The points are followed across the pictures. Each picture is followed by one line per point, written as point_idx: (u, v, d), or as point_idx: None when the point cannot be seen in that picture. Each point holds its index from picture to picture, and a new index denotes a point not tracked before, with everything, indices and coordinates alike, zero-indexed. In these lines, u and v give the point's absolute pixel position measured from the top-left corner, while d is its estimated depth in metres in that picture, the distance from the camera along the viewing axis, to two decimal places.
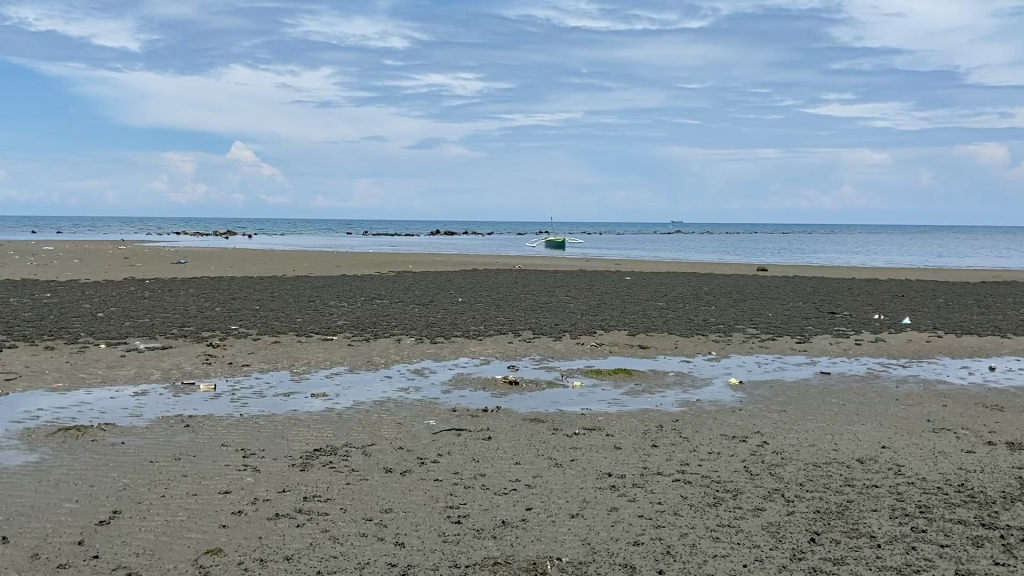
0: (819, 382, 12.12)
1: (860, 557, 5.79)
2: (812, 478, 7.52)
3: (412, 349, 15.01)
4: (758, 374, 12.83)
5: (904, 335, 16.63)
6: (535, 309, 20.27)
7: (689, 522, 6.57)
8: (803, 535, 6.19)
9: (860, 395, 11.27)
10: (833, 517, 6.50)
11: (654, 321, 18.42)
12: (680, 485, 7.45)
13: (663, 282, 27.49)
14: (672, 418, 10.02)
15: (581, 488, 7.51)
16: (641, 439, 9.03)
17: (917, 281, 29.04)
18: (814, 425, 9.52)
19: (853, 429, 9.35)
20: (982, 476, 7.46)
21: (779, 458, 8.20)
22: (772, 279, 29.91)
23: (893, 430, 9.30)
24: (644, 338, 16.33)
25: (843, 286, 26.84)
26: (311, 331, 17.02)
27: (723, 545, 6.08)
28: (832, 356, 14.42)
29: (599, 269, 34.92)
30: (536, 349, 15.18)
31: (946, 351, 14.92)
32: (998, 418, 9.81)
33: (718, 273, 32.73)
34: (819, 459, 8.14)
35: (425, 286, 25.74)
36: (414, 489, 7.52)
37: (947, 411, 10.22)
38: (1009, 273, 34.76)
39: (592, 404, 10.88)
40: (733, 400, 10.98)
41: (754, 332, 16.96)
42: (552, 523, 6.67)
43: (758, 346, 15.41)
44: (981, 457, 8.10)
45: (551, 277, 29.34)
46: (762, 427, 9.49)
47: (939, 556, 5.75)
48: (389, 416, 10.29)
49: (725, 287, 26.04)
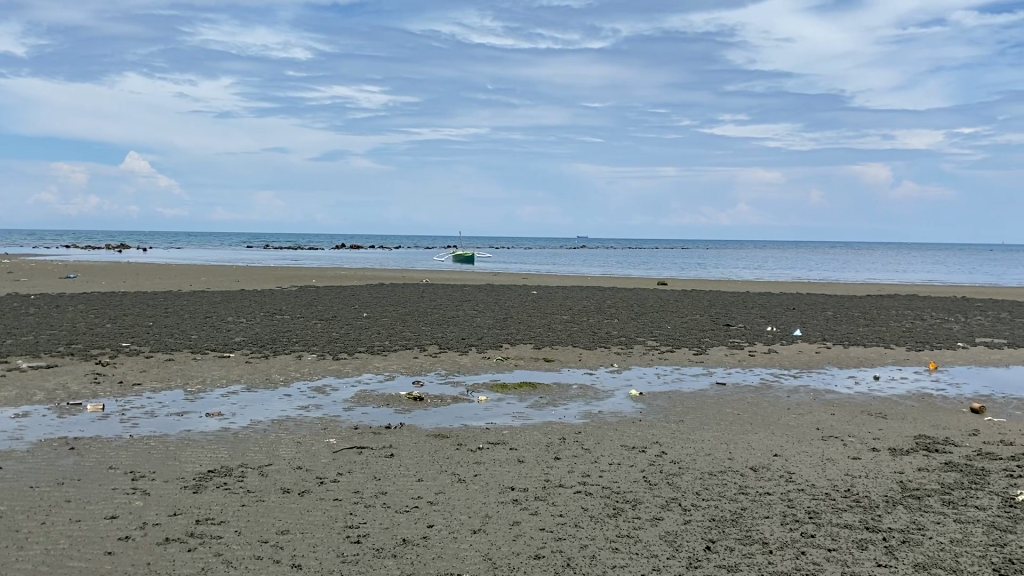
0: (716, 393, 12.44)
1: (753, 563, 5.93)
2: (708, 487, 7.67)
3: (313, 366, 14.70)
4: (658, 385, 13.10)
5: (795, 346, 17.25)
6: (441, 324, 20.20)
7: (590, 533, 6.61)
8: (699, 543, 6.31)
9: (754, 404, 11.63)
10: (727, 525, 6.65)
11: (559, 334, 18.60)
12: (581, 497, 7.51)
13: (567, 296, 27.75)
14: (574, 431, 10.10)
15: (484, 502, 7.47)
16: (544, 452, 9.07)
17: (807, 295, 30.14)
18: (710, 435, 9.76)
19: (747, 437, 9.63)
20: (867, 481, 7.78)
21: (676, 467, 8.38)
22: (672, 292, 30.72)
23: (784, 438, 9.61)
24: (549, 351, 16.46)
25: (739, 299, 27.77)
26: (208, 347, 16.49)
27: (622, 556, 6.13)
28: (728, 367, 14.87)
29: (505, 283, 35.12)
30: (441, 363, 15.12)
31: (834, 361, 15.59)
32: (882, 425, 10.27)
33: (620, 286, 33.48)
34: (714, 467, 8.34)
35: (328, 300, 25.36)
36: (312, 510, 7.33)
37: (834, 419, 10.64)
38: (890, 286, 36.85)
39: (497, 419, 10.88)
40: (632, 411, 11.18)
41: (654, 344, 17.34)
42: (453, 539, 6.61)
43: (657, 358, 15.74)
44: (867, 463, 8.44)
45: (458, 291, 29.28)
46: (661, 437, 9.68)
47: (827, 560, 5.95)
48: (289, 435, 10.03)
49: (627, 301, 26.54)
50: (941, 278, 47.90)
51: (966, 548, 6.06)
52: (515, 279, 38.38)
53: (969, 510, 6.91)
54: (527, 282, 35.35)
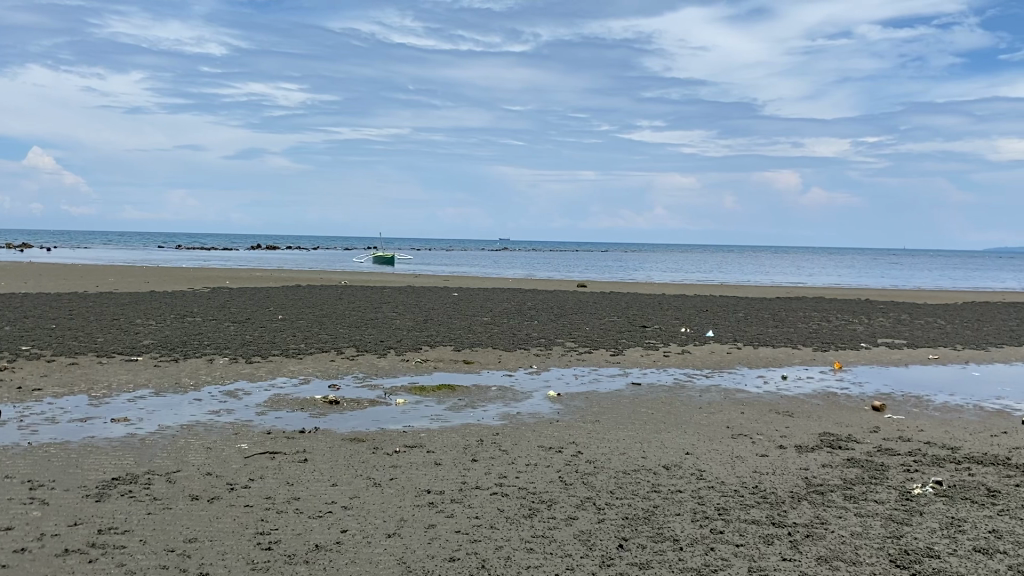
0: (631, 393, 12.64)
1: (663, 560, 6.03)
2: (622, 486, 7.78)
3: (225, 370, 14.32)
4: (575, 386, 13.23)
5: (707, 347, 17.67)
6: (359, 326, 19.97)
7: (505, 534, 6.62)
8: (612, 542, 6.39)
9: (668, 403, 11.86)
10: (640, 523, 6.76)
11: (478, 336, 18.61)
12: (497, 498, 7.52)
13: (488, 298, 27.75)
14: (492, 432, 10.11)
15: (399, 506, 7.41)
16: (461, 454, 9.04)
17: (720, 297, 30.85)
18: (625, 434, 9.90)
19: (659, 436, 9.81)
20: (773, 478, 8.02)
21: (592, 466, 8.47)
22: (589, 294, 31.15)
23: (696, 436, 9.83)
24: (468, 353, 16.45)
25: (655, 301, 28.33)
26: (114, 351, 15.90)
27: (537, 556, 6.16)
28: (643, 367, 15.13)
29: (424, 285, 35.01)
30: (358, 366, 14.96)
31: (745, 361, 16.05)
32: (789, 423, 10.61)
33: (539, 288, 33.78)
34: (628, 466, 8.47)
35: (242, 302, 24.78)
36: (222, 516, 7.14)
37: (744, 418, 10.93)
38: (797, 289, 38.32)
39: (414, 421, 10.79)
40: (550, 412, 11.27)
41: (572, 345, 17.54)
42: (367, 544, 6.53)
43: (575, 359, 15.87)
44: (774, 460, 8.70)
45: (377, 294, 28.98)
46: (577, 437, 9.77)
47: (735, 555, 6.10)
48: (198, 441, 9.75)
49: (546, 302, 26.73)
50: (843, 280, 50.09)
51: (865, 541, 6.29)
52: (434, 282, 38.19)
53: (869, 504, 7.18)
54: (447, 285, 35.28)
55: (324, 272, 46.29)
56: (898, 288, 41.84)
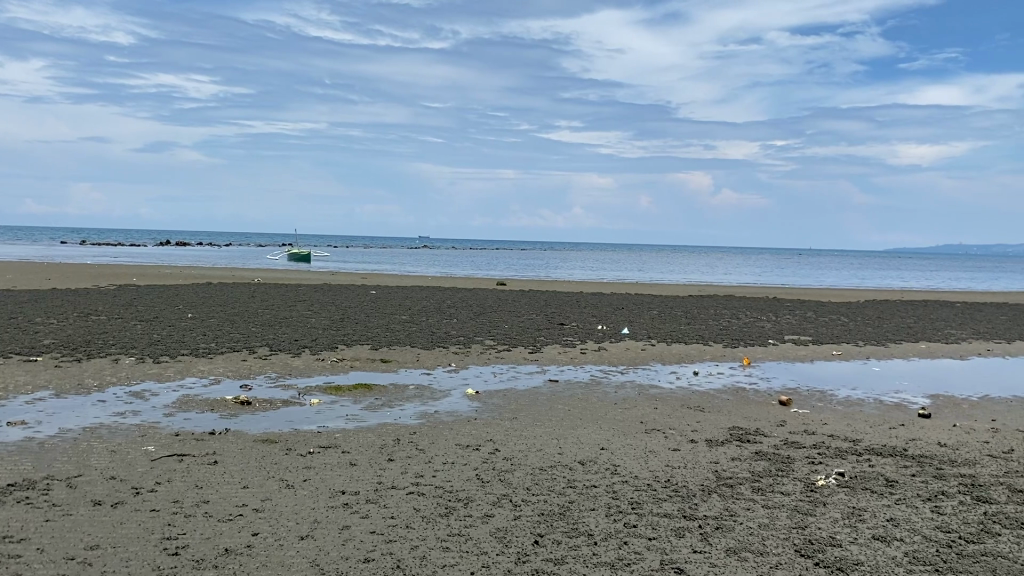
0: (549, 390, 12.72)
1: (578, 556, 6.08)
2: (538, 482, 7.82)
3: (131, 370, 13.82)
4: (493, 383, 13.25)
5: (623, 344, 17.93)
6: (273, 324, 19.55)
7: (421, 534, 6.58)
8: (528, 538, 6.41)
9: (584, 400, 11.99)
10: (555, 519, 6.81)
11: (396, 334, 18.45)
12: (413, 497, 7.47)
13: (407, 296, 27.50)
14: (409, 431, 10.03)
15: (312, 508, 7.28)
16: (377, 454, 8.94)
17: (635, 295, 31.34)
18: (541, 431, 9.96)
19: (576, 433, 9.91)
20: (685, 472, 8.20)
21: (508, 464, 8.49)
22: (509, 291, 31.25)
23: (611, 432, 9.96)
24: (385, 351, 16.29)
25: (572, 298, 28.62)
26: (11, 351, 15.16)
27: (452, 555, 6.14)
28: (561, 364, 15.25)
29: (342, 283, 34.52)
30: (271, 366, 14.63)
31: (659, 357, 16.35)
32: (700, 418, 10.86)
33: (459, 286, 33.72)
34: (545, 463, 8.53)
35: (150, 300, 23.96)
36: (127, 522, 6.88)
37: (657, 413, 11.14)
38: (710, 287, 39.31)
39: (329, 421, 10.62)
40: (468, 410, 11.25)
41: (491, 343, 17.54)
42: (279, 547, 6.39)
43: (494, 357, 15.89)
44: (685, 455, 8.89)
45: (291, 291, 28.38)
46: (494, 434, 9.78)
47: (647, 549, 6.20)
48: (102, 444, 9.38)
49: (465, 300, 26.69)
50: (753, 279, 51.61)
51: (772, 532, 6.48)
52: (352, 279, 37.71)
53: (776, 496, 7.41)
54: (363, 282, 34.83)
55: (238, 269, 45.17)
56: (804, 286, 43.34)
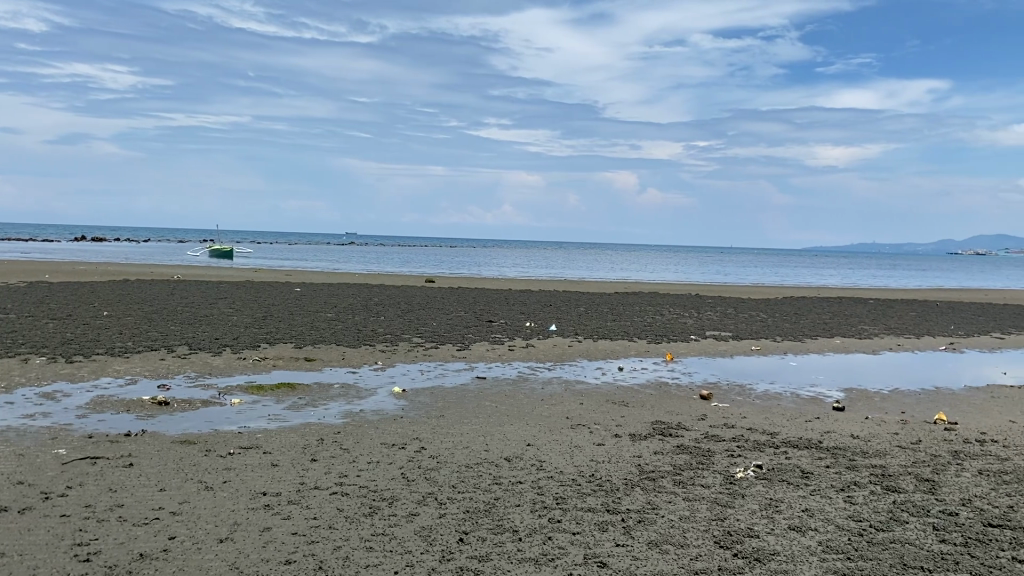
0: (476, 387, 12.71)
1: (502, 552, 6.08)
2: (464, 479, 7.81)
3: (42, 370, 13.26)
4: (420, 381, 13.17)
5: (550, 341, 18.05)
6: (194, 322, 19.05)
7: (344, 534, 6.49)
8: (452, 536, 6.39)
9: (511, 396, 12.02)
10: (481, 516, 6.80)
11: (321, 333, 18.17)
12: (337, 497, 7.36)
13: (333, 294, 27.09)
14: (333, 431, 9.88)
15: (232, 510, 7.10)
16: (300, 454, 8.79)
17: (562, 292, 31.53)
18: (468, 428, 9.94)
19: (502, 429, 9.92)
20: (609, 466, 8.28)
21: (434, 461, 8.45)
22: (437, 289, 31.08)
23: (537, 428, 10.00)
24: (310, 350, 16.04)
25: (501, 295, 28.68)
26: None
27: (376, 554, 6.08)
28: (488, 361, 15.26)
29: (267, 279, 33.84)
30: (191, 365, 14.25)
31: (585, 353, 16.51)
32: (625, 413, 11.00)
33: (387, 283, 33.41)
34: (470, 460, 8.51)
35: (63, 298, 23.05)
36: (35, 529, 6.60)
37: (583, 408, 11.25)
38: (636, 284, 39.87)
39: (251, 422, 10.38)
40: (394, 408, 11.15)
41: (418, 341, 17.44)
42: (197, 551, 6.22)
43: (421, 355, 15.78)
44: (610, 449, 8.99)
45: (213, 288, 27.64)
46: (420, 432, 9.72)
47: (571, 543, 6.23)
48: (9, 448, 8.98)
49: (392, 298, 26.45)
50: (678, 277, 52.58)
51: (692, 524, 6.60)
52: (278, 276, 37.01)
53: (696, 488, 7.54)
54: (288, 279, 34.18)
55: (157, 265, 43.87)
56: (727, 283, 44.34)
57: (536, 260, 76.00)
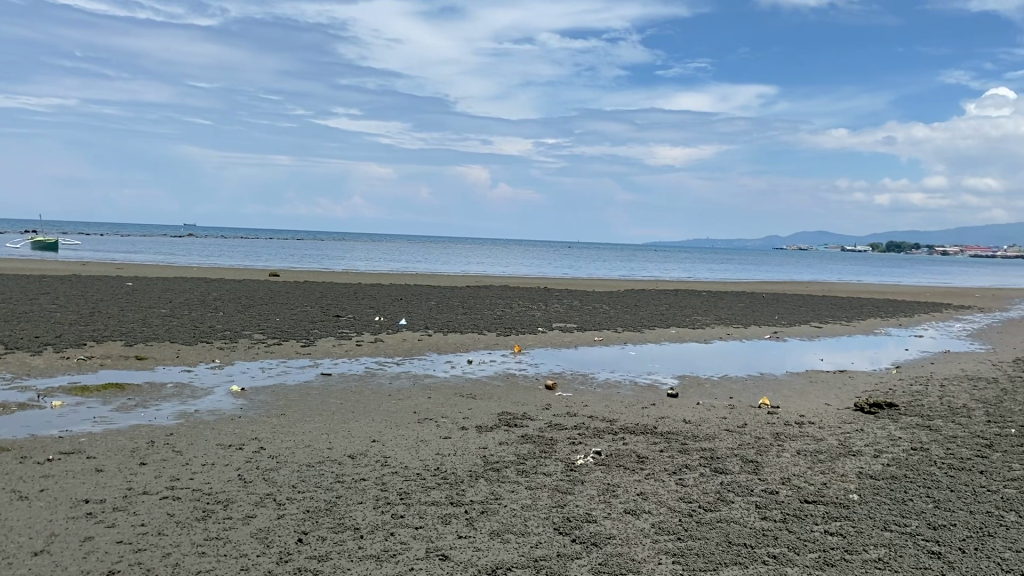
0: (320, 383, 12.41)
1: (343, 551, 5.95)
2: (305, 478, 7.59)
3: None
4: (262, 379, 12.72)
5: (399, 335, 17.88)
6: (11, 320, 17.60)
7: (174, 540, 6.16)
8: (290, 537, 6.19)
9: (356, 392, 11.81)
10: (321, 515, 6.62)
11: (155, 330, 17.21)
12: (167, 502, 6.98)
13: (168, 289, 25.68)
14: (165, 433, 9.37)
15: (49, 520, 6.59)
16: (127, 458, 8.28)
17: (410, 286, 31.27)
18: (310, 426, 9.68)
19: (347, 426, 9.72)
20: (454, 459, 8.28)
21: (274, 461, 8.17)
22: (282, 283, 30.15)
23: (382, 424, 9.87)
24: (142, 348, 15.16)
25: (350, 290, 28.19)
26: None
27: (209, 559, 5.80)
28: (334, 357, 14.94)
29: (96, 274, 31.75)
30: (6, 365, 13.14)
31: (433, 347, 16.47)
32: (472, 405, 11.05)
33: (230, 278, 32.12)
34: (312, 459, 8.28)
35: None
36: None
37: (430, 402, 11.21)
38: (487, 278, 40.21)
39: (74, 425, 9.70)
40: (232, 407, 10.72)
41: (260, 337, 16.83)
42: (7, 566, 5.72)
43: (262, 352, 15.21)
44: (455, 442, 8.99)
45: (33, 283, 25.60)
46: (260, 432, 9.37)
47: (413, 538, 6.18)
48: None
49: (234, 292, 25.44)
50: (527, 270, 53.47)
51: (534, 513, 6.69)
52: (109, 270, 34.81)
53: (538, 477, 7.67)
54: (118, 274, 32.08)
55: None
56: (575, 277, 45.49)
57: (386, 254, 75.23)
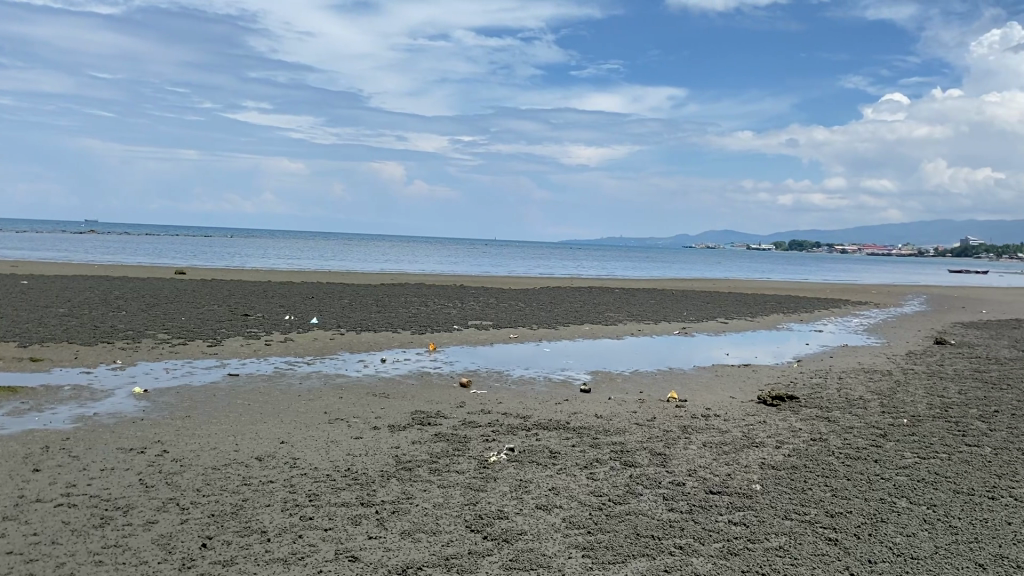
0: (227, 384, 12.08)
1: (248, 555, 5.80)
2: (210, 482, 7.38)
3: None
4: (166, 380, 12.30)
5: (310, 334, 17.56)
6: None
7: (70, 549, 5.90)
8: (194, 542, 6.01)
9: (265, 393, 11.54)
10: (226, 519, 6.45)
11: (51, 330, 16.45)
12: (62, 509, 6.68)
13: (65, 287, 24.58)
14: (61, 438, 8.96)
15: None
16: (19, 465, 7.88)
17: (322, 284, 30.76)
18: (217, 428, 9.41)
19: (255, 428, 9.49)
20: (365, 459, 8.18)
21: (177, 465, 7.91)
22: (189, 281, 29.23)
23: (291, 425, 9.67)
24: (37, 349, 14.47)
25: (260, 288, 27.57)
26: None
27: (107, 568, 5.57)
28: (242, 357, 14.57)
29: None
30: None
31: (345, 346, 16.24)
32: (384, 405, 10.93)
33: (134, 275, 30.96)
34: (218, 462, 8.05)
35: None
36: None
37: (341, 402, 11.04)
38: (402, 275, 39.92)
39: None
40: (134, 410, 10.33)
41: (164, 337, 16.28)
42: None
43: (167, 352, 14.71)
44: (367, 442, 8.88)
45: None
46: (163, 435, 9.06)
47: (322, 540, 6.07)
48: None
49: (138, 291, 24.56)
50: (442, 268, 53.32)
51: (446, 511, 6.66)
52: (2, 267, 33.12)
53: (451, 475, 7.64)
54: (10, 272, 30.52)
55: None
56: (490, 274, 45.60)
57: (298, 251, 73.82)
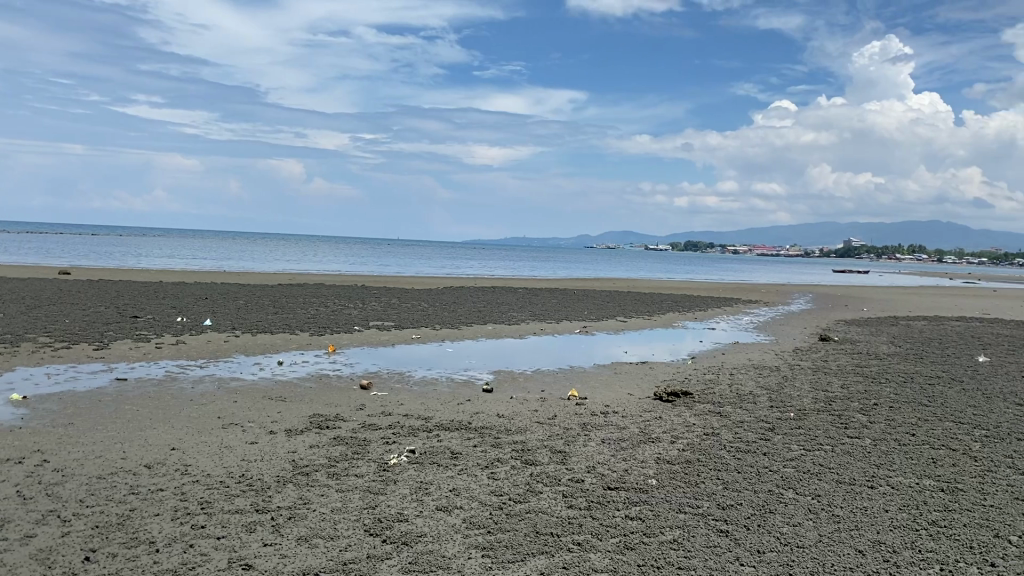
0: (115, 389, 11.58)
1: (136, 567, 5.58)
2: (94, 492, 7.05)
3: None
4: (47, 386, 11.69)
5: (203, 336, 17.02)
6: None
7: None
8: (76, 555, 5.73)
9: (156, 398, 11.12)
10: (112, 530, 6.18)
11: None
12: None
13: None
14: None
15: None
16: None
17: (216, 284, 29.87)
18: (102, 436, 9.00)
19: (144, 434, 9.12)
20: (261, 464, 7.97)
21: (59, 475, 7.53)
22: (73, 282, 27.85)
23: (183, 431, 9.34)
24: None
25: (150, 289, 26.54)
26: None
27: None
28: (130, 361, 13.99)
29: None
30: None
31: (240, 348, 15.80)
32: (281, 408, 10.69)
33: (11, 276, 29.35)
34: (103, 470, 7.71)
35: None
36: None
37: (236, 406, 10.74)
38: (300, 275, 39.15)
39: None
40: (11, 418, 9.78)
41: (45, 341, 15.48)
42: None
43: (49, 357, 13.99)
44: (262, 447, 8.66)
45: None
46: (43, 444, 8.60)
47: (215, 549, 5.89)
48: None
49: (16, 292, 23.26)
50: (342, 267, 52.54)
51: (344, 515, 6.56)
52: None
53: (349, 479, 7.53)
54: None
55: None
56: (392, 274, 45.22)
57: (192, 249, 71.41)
